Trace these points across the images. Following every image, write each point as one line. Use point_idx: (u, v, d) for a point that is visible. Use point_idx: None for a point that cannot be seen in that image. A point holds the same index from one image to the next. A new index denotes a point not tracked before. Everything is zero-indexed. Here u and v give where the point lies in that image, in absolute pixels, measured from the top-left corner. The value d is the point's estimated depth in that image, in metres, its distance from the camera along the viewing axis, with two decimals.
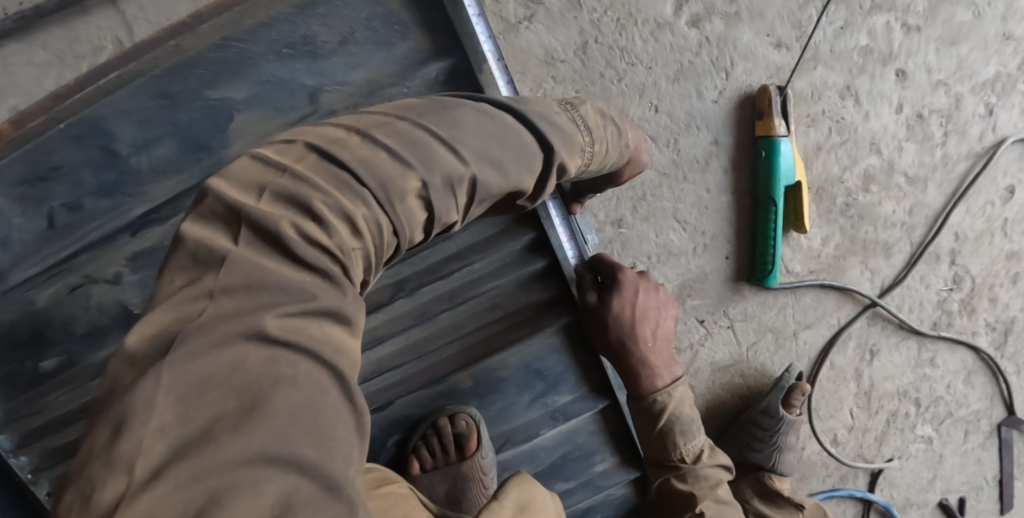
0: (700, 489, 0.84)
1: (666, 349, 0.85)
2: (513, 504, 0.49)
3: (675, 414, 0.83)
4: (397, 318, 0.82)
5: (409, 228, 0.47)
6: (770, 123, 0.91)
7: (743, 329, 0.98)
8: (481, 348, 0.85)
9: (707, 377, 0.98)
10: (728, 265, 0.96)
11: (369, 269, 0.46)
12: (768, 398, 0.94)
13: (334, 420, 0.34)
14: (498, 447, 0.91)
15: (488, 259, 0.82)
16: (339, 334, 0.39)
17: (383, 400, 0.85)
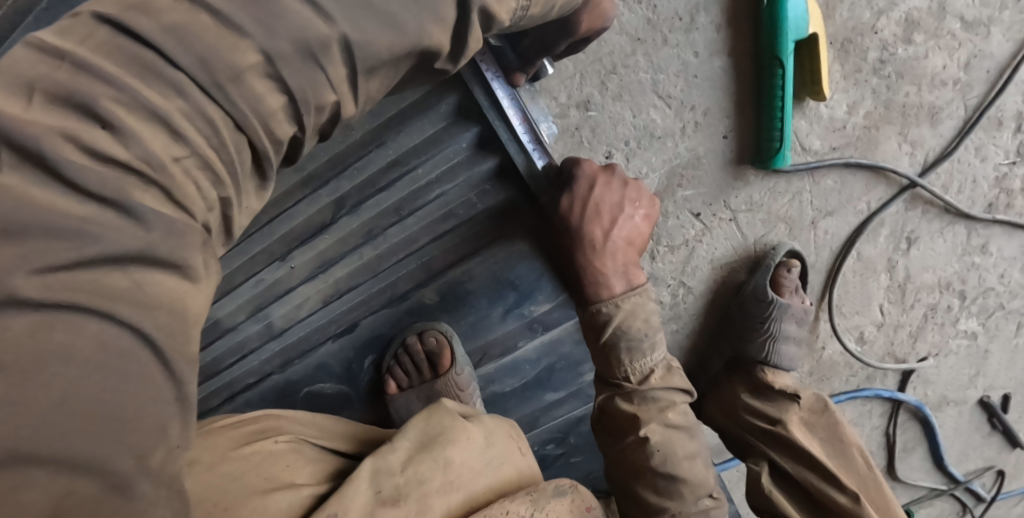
0: (645, 412, 0.74)
1: (629, 253, 0.76)
2: (413, 442, 0.50)
3: (619, 327, 0.74)
4: (345, 238, 0.75)
5: (269, 123, 0.34)
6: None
7: (748, 221, 0.85)
8: (442, 261, 0.79)
9: (707, 276, 0.87)
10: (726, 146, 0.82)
11: (222, 188, 0.33)
12: (754, 281, 0.85)
13: (148, 402, 0.26)
14: (477, 362, 0.88)
15: (433, 162, 0.72)
16: (165, 279, 0.29)
17: (349, 322, 0.82)
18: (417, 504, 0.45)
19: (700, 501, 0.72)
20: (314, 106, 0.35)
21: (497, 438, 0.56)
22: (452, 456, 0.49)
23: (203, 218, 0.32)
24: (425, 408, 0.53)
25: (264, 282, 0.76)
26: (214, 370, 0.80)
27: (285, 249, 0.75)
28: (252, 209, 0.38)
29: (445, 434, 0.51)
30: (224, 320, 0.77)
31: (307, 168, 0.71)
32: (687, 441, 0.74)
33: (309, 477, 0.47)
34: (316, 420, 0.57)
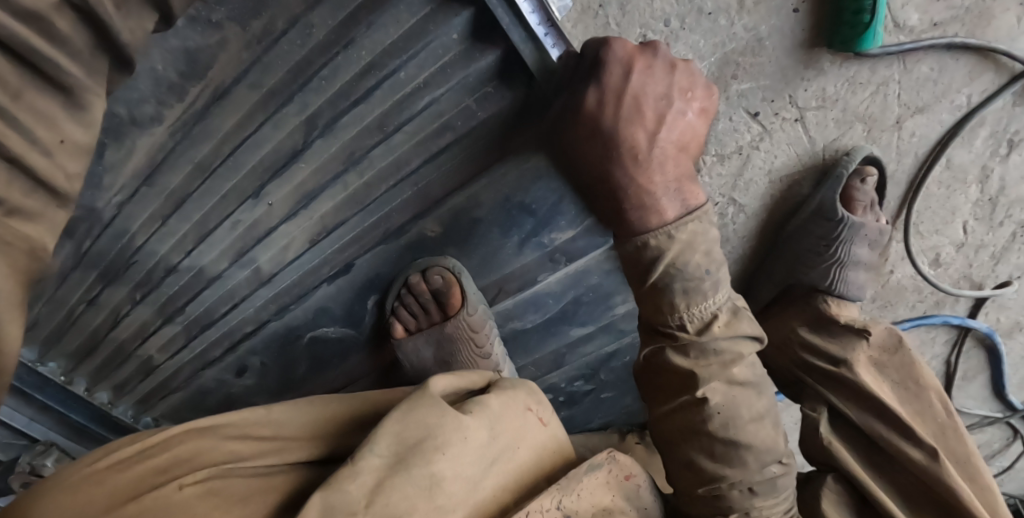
0: (706, 366, 0.59)
1: (683, 163, 0.59)
2: (386, 455, 0.40)
3: (674, 265, 0.58)
4: (324, 165, 0.64)
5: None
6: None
7: (819, 120, 0.69)
8: (438, 187, 0.67)
9: (762, 191, 0.73)
10: (792, 24, 0.64)
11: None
12: (821, 194, 0.72)
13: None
14: (493, 299, 0.80)
15: (416, 63, 0.58)
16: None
17: (342, 262, 0.74)
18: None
19: (766, 469, 0.59)
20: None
21: (501, 424, 0.47)
22: (440, 470, 0.41)
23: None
24: (400, 408, 0.42)
25: (241, 224, 0.69)
26: (211, 320, 0.82)
27: (256, 185, 0.66)
28: (79, 145, 0.25)
29: (429, 441, 0.41)
30: (208, 268, 0.75)
31: (266, 83, 0.58)
32: (754, 400, 0.60)
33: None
34: (272, 418, 0.46)
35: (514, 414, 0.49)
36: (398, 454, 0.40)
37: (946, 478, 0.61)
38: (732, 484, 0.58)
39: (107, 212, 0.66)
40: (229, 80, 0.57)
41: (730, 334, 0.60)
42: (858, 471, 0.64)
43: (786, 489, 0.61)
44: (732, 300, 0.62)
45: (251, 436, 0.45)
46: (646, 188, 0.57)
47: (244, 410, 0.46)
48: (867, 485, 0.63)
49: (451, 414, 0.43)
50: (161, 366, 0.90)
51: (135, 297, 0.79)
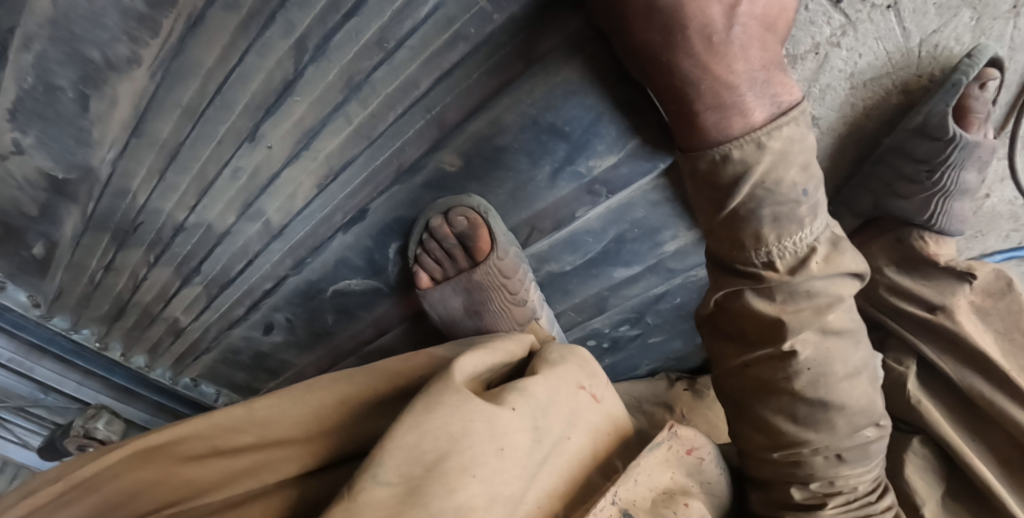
0: (797, 310, 0.52)
1: (770, 45, 0.48)
2: (400, 478, 0.32)
3: (763, 184, 0.49)
4: (322, 97, 0.57)
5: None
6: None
7: (917, 7, 0.56)
8: (455, 111, 0.58)
9: (841, 100, 0.61)
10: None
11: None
12: (928, 107, 0.56)
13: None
14: (525, 240, 0.72)
15: None
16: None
17: (356, 207, 0.67)
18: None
19: (857, 434, 0.55)
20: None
21: (545, 418, 0.40)
22: (463, 499, 0.33)
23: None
24: (405, 418, 0.33)
25: (242, 171, 0.65)
26: (229, 278, 0.79)
27: (250, 126, 0.60)
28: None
29: (452, 458, 0.33)
30: (216, 224, 0.71)
31: (243, 3, 0.50)
32: (850, 353, 0.55)
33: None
34: (257, 418, 0.40)
35: (563, 398, 0.42)
36: (413, 479, 0.32)
37: None
38: (816, 450, 0.55)
39: (104, 171, 0.65)
40: (202, 3, 0.50)
41: (830, 271, 0.52)
42: (951, 437, 0.60)
43: (877, 455, 0.57)
44: (830, 230, 0.55)
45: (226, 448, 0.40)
46: (724, 82, 0.47)
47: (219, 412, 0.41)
48: (960, 452, 0.59)
49: (473, 415, 0.35)
50: (189, 327, 0.88)
51: (150, 259, 0.77)
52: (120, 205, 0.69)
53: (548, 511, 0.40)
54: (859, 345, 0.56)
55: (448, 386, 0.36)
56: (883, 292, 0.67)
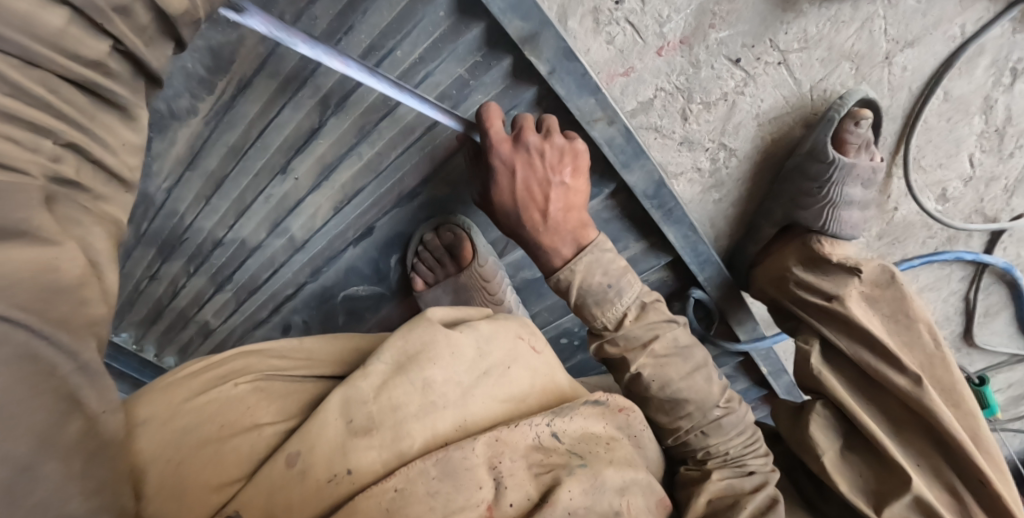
0: (630, 353, 0.67)
1: (575, 216, 0.66)
2: (392, 361, 0.48)
3: (582, 288, 0.66)
4: (340, 140, 0.73)
5: (65, 46, 0.30)
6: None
7: (803, 61, 0.71)
8: (444, 149, 0.73)
9: (752, 134, 0.76)
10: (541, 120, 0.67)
11: (54, 135, 0.32)
12: (815, 137, 0.72)
13: (32, 381, 0.29)
14: (502, 250, 0.87)
15: (409, 40, 0.62)
16: (21, 250, 0.29)
17: (365, 225, 0.83)
18: (392, 430, 0.44)
19: (710, 414, 0.67)
20: (112, 9, 0.31)
21: (491, 345, 0.55)
22: (430, 374, 0.48)
23: (43, 171, 0.31)
24: (401, 325, 0.50)
25: (274, 197, 0.80)
26: (256, 285, 0.93)
27: (283, 161, 0.76)
28: (133, 144, 0.38)
29: (425, 352, 0.49)
30: (249, 239, 0.86)
31: (282, 72, 0.67)
32: (681, 365, 0.67)
33: (274, 416, 0.45)
34: (304, 347, 0.53)
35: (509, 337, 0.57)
36: (399, 361, 0.48)
37: (930, 406, 0.65)
38: (687, 431, 0.68)
39: (159, 197, 0.81)
40: (252, 72, 0.67)
41: (645, 324, 0.67)
42: (846, 400, 0.70)
43: (736, 426, 0.69)
44: (641, 297, 0.68)
45: (291, 356, 0.51)
46: (547, 243, 0.66)
47: (280, 340, 0.53)
48: (851, 411, 0.69)
49: (440, 331, 0.51)
50: (216, 330, 1.01)
51: (189, 269, 0.92)
52: (169, 223, 0.85)
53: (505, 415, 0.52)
54: (691, 356, 0.68)
55: (423, 314, 0.52)
56: (791, 283, 0.79)
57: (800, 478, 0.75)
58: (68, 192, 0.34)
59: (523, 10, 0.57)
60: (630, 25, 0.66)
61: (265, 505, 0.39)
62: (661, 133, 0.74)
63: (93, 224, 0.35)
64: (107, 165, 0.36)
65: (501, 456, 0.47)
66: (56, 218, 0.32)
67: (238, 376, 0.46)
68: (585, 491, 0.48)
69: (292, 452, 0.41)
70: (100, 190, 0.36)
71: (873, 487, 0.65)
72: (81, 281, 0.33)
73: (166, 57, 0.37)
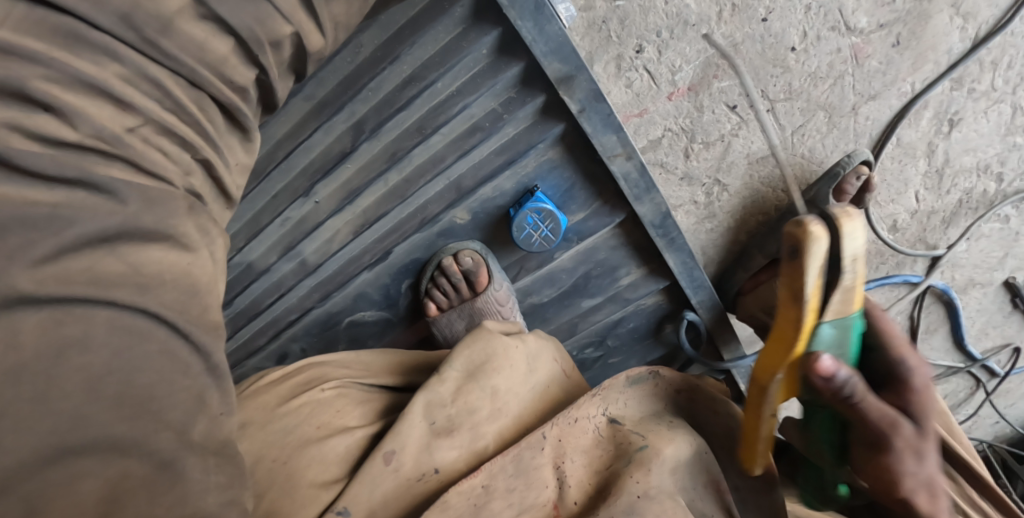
0: None
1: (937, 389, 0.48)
2: (462, 370, 0.57)
3: None
4: (369, 164, 0.77)
5: (223, 70, 0.34)
6: (763, 389, 0.48)
7: (787, 110, 0.82)
8: (470, 178, 0.78)
9: (743, 172, 0.85)
10: (849, 234, 0.40)
11: (196, 151, 0.34)
12: (817, 188, 0.83)
13: (168, 379, 0.30)
14: (514, 277, 0.91)
15: (449, 75, 0.70)
16: (166, 252, 0.31)
17: (382, 250, 0.84)
18: (470, 432, 0.52)
19: None
20: (269, 43, 0.35)
21: (536, 362, 0.62)
22: (497, 382, 0.56)
23: (183, 182, 0.34)
24: (466, 336, 0.58)
25: (291, 220, 0.82)
26: (257, 311, 0.90)
27: (307, 184, 0.80)
28: (244, 165, 0.40)
29: (489, 362, 0.57)
30: (257, 262, 0.87)
31: (318, 96, 0.74)
32: None
33: (358, 419, 0.54)
34: (361, 358, 0.64)
35: (547, 357, 0.64)
36: (469, 369, 0.57)
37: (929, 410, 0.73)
38: None
39: None
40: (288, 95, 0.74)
41: None
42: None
43: None
44: None
45: (354, 367, 0.62)
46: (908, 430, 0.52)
47: (342, 352, 0.64)
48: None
49: (500, 342, 0.59)
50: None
51: None
52: None
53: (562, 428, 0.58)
54: None
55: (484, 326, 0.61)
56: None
57: None
58: (202, 206, 0.35)
59: (563, 54, 0.67)
60: (647, 72, 0.76)
61: (369, 502, 0.46)
62: (666, 168, 0.83)
63: (217, 235, 0.36)
64: (223, 182, 0.38)
65: (565, 456, 0.52)
66: (197, 225, 0.33)
67: (321, 384, 0.57)
68: (647, 472, 0.50)
69: (388, 450, 0.48)
70: (211, 204, 0.38)
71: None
72: (208, 282, 0.34)
73: (286, 89, 0.41)
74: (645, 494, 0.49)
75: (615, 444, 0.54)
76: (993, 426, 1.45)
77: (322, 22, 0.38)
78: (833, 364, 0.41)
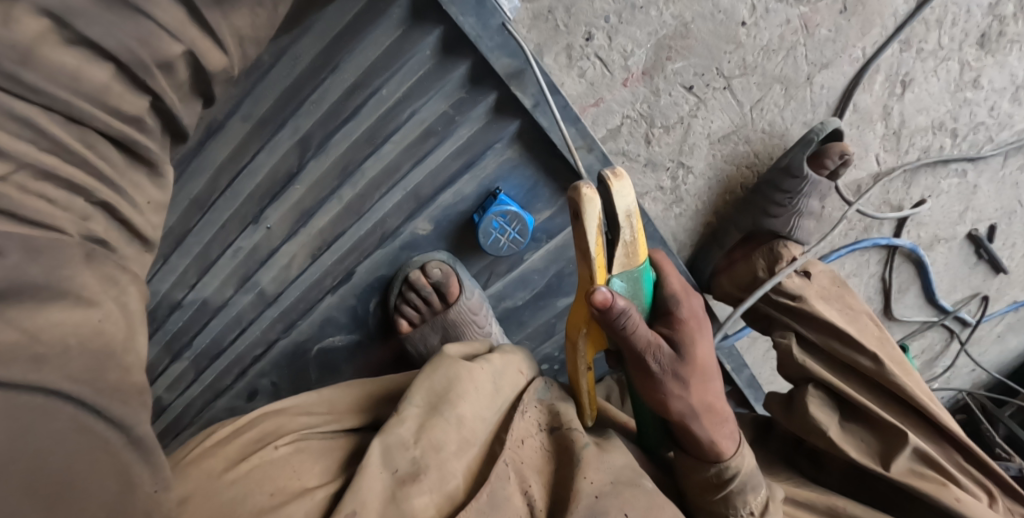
0: None
1: (678, 371, 0.57)
2: (422, 404, 0.54)
3: None
4: (320, 182, 0.74)
5: (108, 101, 0.30)
6: (575, 344, 0.59)
7: (744, 86, 0.80)
8: (428, 187, 0.75)
9: (705, 153, 0.84)
10: (616, 192, 0.50)
11: (90, 193, 0.31)
12: (791, 154, 0.80)
13: (87, 458, 0.27)
14: (486, 283, 0.87)
15: (395, 78, 0.67)
16: (68, 312, 0.27)
17: (344, 271, 0.80)
18: (438, 471, 0.49)
19: None
20: (157, 65, 0.32)
21: (504, 379, 0.60)
22: (463, 410, 0.54)
23: (78, 229, 0.30)
24: (425, 367, 0.56)
25: (243, 249, 0.78)
26: (219, 349, 0.85)
27: (256, 210, 0.76)
28: (159, 203, 0.36)
29: (453, 390, 0.55)
30: (212, 298, 0.81)
31: (256, 116, 0.70)
32: None
33: (318, 477, 0.50)
34: (324, 397, 0.61)
35: (514, 369, 0.62)
36: (431, 401, 0.54)
37: (897, 380, 0.76)
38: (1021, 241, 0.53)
39: None
40: (224, 116, 0.69)
41: None
42: (834, 382, 0.79)
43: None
44: None
45: (314, 412, 0.59)
46: (703, 400, 0.58)
47: (302, 395, 0.60)
48: (847, 394, 0.77)
49: (462, 366, 0.57)
50: (169, 407, 0.87)
51: None
52: None
53: (541, 453, 0.56)
54: None
55: (440, 355, 0.58)
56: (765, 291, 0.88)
57: (799, 460, 0.83)
58: (106, 253, 0.31)
59: (509, 48, 0.65)
60: (600, 60, 0.74)
61: None
62: (629, 157, 0.81)
63: (130, 283, 0.32)
64: (133, 225, 0.34)
65: (528, 479, 0.52)
66: (99, 275, 0.30)
67: (276, 440, 0.53)
68: (598, 470, 0.53)
69: (349, 511, 0.45)
70: (123, 249, 0.34)
71: (877, 449, 0.74)
72: (122, 344, 0.30)
73: (194, 114, 0.37)
74: (602, 493, 0.51)
75: (560, 451, 0.56)
76: (970, 374, 1.49)
77: (221, 37, 0.34)
78: (608, 295, 0.51)
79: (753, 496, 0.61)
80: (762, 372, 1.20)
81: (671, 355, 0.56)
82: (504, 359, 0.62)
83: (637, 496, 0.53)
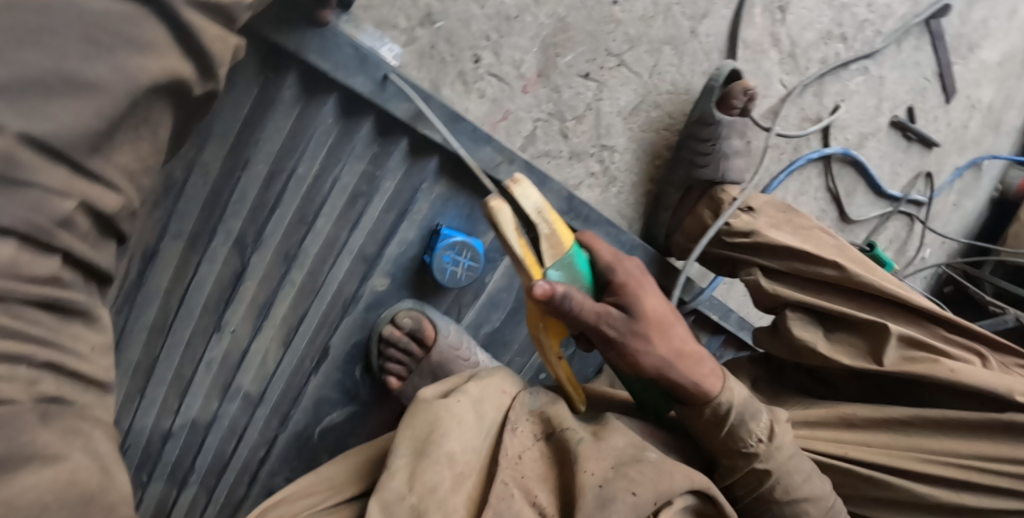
0: None
1: (637, 329, 0.54)
2: (409, 452, 0.54)
3: None
4: (269, 271, 0.74)
5: (18, 271, 0.28)
6: (539, 338, 0.60)
7: (635, 57, 0.84)
8: (372, 244, 0.76)
9: (622, 128, 0.86)
10: (520, 196, 0.52)
11: (30, 359, 0.29)
12: (699, 107, 0.85)
13: None
14: (459, 315, 0.89)
15: (306, 157, 0.69)
16: (38, 473, 0.28)
17: (320, 348, 0.81)
18: (440, 512, 0.50)
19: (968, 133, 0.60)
20: (57, 225, 0.30)
21: (485, 405, 0.59)
22: (451, 447, 0.54)
23: (28, 395, 0.29)
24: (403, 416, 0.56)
25: (215, 360, 0.77)
26: (223, 464, 0.83)
27: (215, 319, 0.75)
28: (103, 345, 0.36)
29: (436, 430, 0.55)
30: (200, 416, 0.80)
31: (185, 231, 0.68)
32: None
33: None
34: (320, 474, 0.61)
35: (496, 391, 0.61)
36: (417, 446, 0.54)
37: (863, 278, 0.78)
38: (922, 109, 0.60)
39: None
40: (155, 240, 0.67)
41: None
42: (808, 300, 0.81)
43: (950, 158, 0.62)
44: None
45: (313, 491, 0.59)
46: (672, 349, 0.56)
47: (299, 478, 0.60)
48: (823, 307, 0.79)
49: (440, 404, 0.57)
50: None
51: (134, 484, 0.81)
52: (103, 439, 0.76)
53: (541, 461, 0.57)
54: None
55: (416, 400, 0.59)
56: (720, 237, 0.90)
57: (805, 382, 0.85)
58: (64, 409, 0.32)
59: (404, 94, 0.67)
60: (494, 77, 0.75)
61: None
62: (552, 156, 0.82)
63: (93, 428, 0.33)
64: (84, 374, 0.33)
65: (534, 490, 0.54)
66: (59, 432, 0.30)
67: None
68: (597, 461, 0.55)
69: None
70: (82, 399, 0.34)
71: (866, 348, 0.76)
72: (97, 486, 0.31)
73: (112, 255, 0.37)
74: (604, 482, 0.53)
75: (558, 454, 0.58)
76: (942, 248, 1.56)
77: (112, 181, 0.33)
78: (548, 286, 0.52)
79: (755, 423, 0.60)
80: (749, 312, 1.23)
81: (624, 315, 0.54)
82: (483, 377, 0.62)
83: (642, 472, 0.55)
